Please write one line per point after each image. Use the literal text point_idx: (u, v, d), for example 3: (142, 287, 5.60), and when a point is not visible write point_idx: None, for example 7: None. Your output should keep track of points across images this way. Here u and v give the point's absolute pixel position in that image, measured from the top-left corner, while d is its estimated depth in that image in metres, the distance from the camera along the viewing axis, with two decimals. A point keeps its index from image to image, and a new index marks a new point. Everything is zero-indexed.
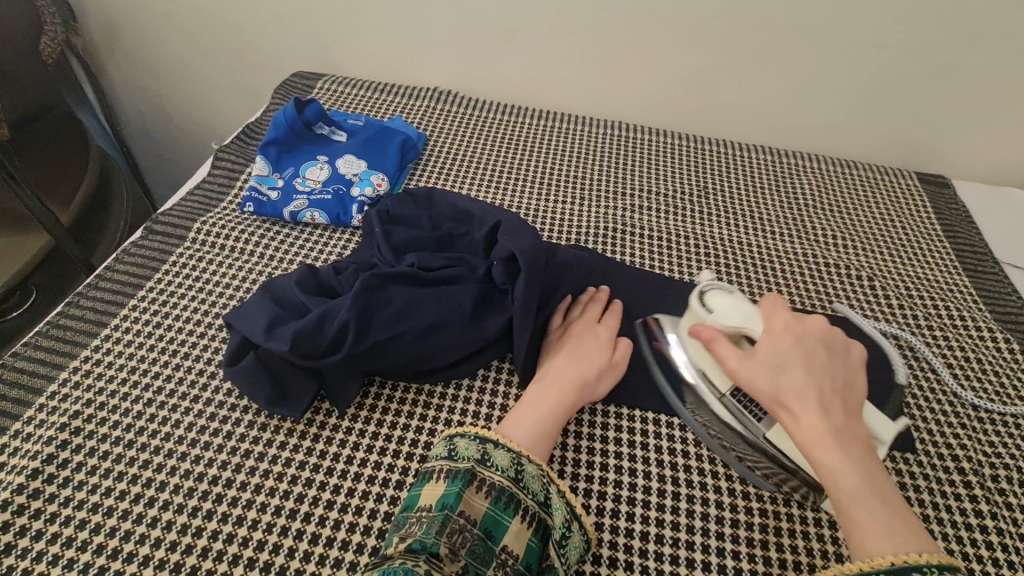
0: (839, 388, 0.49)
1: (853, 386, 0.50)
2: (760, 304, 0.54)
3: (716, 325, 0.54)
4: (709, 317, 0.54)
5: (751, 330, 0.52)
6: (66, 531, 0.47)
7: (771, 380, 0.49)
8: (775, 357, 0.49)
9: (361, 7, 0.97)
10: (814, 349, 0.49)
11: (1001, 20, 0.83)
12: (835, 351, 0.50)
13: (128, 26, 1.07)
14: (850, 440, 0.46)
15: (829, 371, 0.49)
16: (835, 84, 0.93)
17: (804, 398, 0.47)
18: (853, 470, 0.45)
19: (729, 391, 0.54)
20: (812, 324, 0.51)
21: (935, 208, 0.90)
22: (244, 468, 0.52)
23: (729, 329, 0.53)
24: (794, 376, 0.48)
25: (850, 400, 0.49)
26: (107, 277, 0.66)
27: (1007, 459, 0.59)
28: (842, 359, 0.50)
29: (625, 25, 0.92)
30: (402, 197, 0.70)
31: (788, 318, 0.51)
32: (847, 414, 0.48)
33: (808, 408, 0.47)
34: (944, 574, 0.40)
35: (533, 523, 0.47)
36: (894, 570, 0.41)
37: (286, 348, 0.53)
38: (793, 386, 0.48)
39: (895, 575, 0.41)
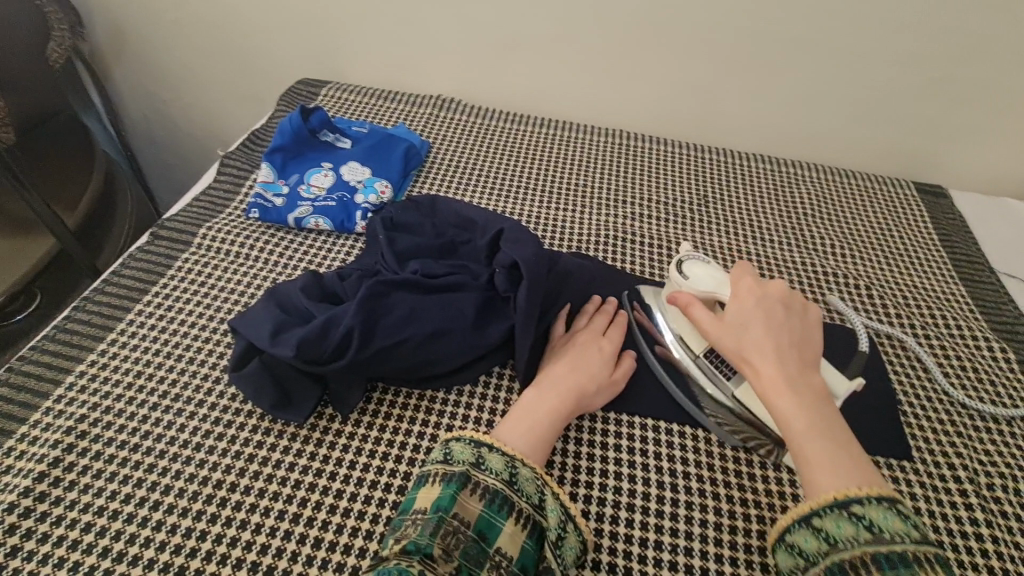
0: (795, 344, 0.51)
1: (812, 344, 0.53)
2: (731, 271, 0.57)
3: (691, 291, 0.58)
4: (685, 284, 0.59)
5: (722, 294, 0.56)
6: (71, 534, 0.47)
7: (734, 338, 0.52)
8: (738, 317, 0.52)
9: (366, 15, 0.98)
10: (774, 309, 0.53)
11: (996, 33, 0.84)
12: (794, 311, 0.53)
13: (135, 32, 1.08)
14: (805, 388, 0.49)
15: (787, 326, 0.52)
16: (833, 95, 0.95)
17: (763, 351, 0.50)
18: (804, 412, 0.47)
19: (703, 353, 0.59)
20: (772, 286, 0.54)
21: (932, 218, 0.91)
22: (248, 472, 0.52)
23: (701, 294, 0.57)
24: (754, 332, 0.51)
25: (808, 356, 0.51)
26: (113, 282, 0.66)
27: (1003, 468, 0.60)
28: (800, 317, 0.54)
29: (626, 34, 0.93)
30: (406, 204, 0.71)
31: (751, 281, 0.55)
32: (804, 366, 0.50)
33: (766, 360, 0.50)
34: (888, 505, 0.42)
35: (527, 525, 0.47)
36: (841, 501, 0.43)
37: (291, 354, 0.53)
38: (754, 341, 0.51)
39: (841, 506, 0.43)
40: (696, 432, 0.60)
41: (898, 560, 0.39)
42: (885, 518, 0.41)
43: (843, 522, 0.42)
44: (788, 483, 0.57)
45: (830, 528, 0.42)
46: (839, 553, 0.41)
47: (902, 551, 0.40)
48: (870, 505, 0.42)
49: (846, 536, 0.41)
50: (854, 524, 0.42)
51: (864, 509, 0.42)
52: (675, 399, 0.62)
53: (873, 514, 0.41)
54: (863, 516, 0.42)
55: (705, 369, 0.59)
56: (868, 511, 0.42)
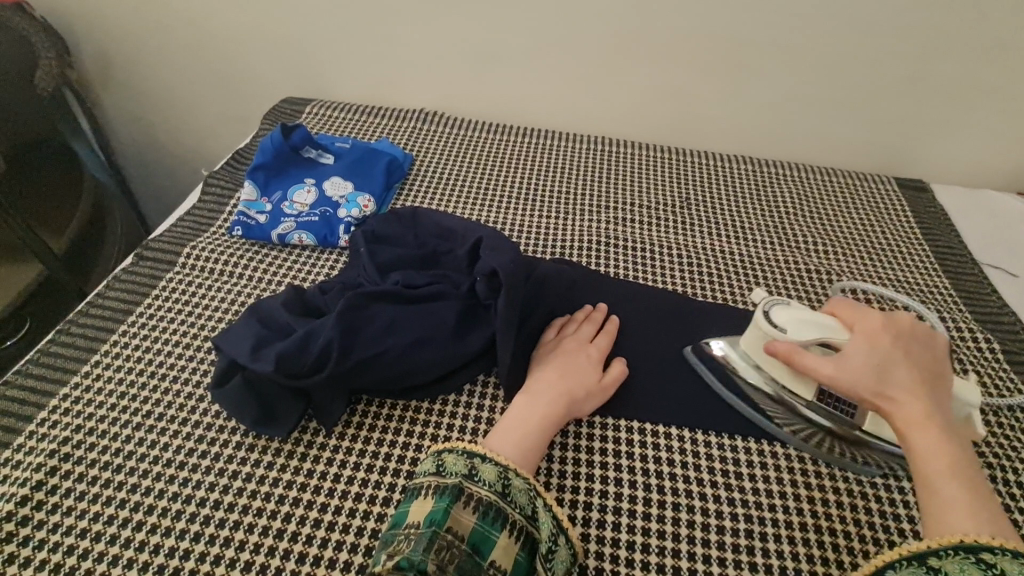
0: (932, 385, 0.51)
1: (948, 385, 0.52)
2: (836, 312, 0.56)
3: (791, 339, 0.55)
4: (781, 333, 0.56)
5: (832, 338, 0.54)
6: (54, 558, 0.47)
7: (870, 375, 0.51)
8: (873, 355, 0.52)
9: (346, 34, 1.00)
10: (910, 347, 0.52)
11: (963, 29, 0.86)
12: (928, 350, 0.53)
13: (120, 58, 1.10)
14: (942, 430, 0.48)
15: (925, 365, 0.52)
16: (810, 94, 0.96)
17: (902, 390, 0.50)
18: (943, 457, 0.47)
19: (816, 396, 0.56)
20: (906, 323, 0.54)
21: (914, 212, 0.92)
22: (233, 489, 0.52)
23: (804, 341, 0.55)
24: (894, 371, 0.51)
25: (944, 398, 0.51)
26: (97, 304, 0.66)
27: (989, 459, 0.60)
28: (936, 356, 0.53)
29: (602, 44, 0.94)
30: (387, 217, 0.71)
31: (881, 318, 0.54)
32: (942, 408, 0.50)
33: (904, 399, 0.50)
34: (1022, 559, 0.41)
35: (520, 537, 0.48)
36: (968, 546, 0.42)
37: (270, 369, 0.54)
38: (893, 379, 0.50)
39: (968, 552, 0.42)
40: (681, 432, 0.60)
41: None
42: (1016, 569, 0.41)
43: (968, 566, 0.42)
44: (775, 480, 0.57)
45: (952, 569, 0.42)
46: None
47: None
48: (1002, 555, 0.41)
49: None
50: (980, 569, 0.41)
51: (996, 557, 0.41)
52: (660, 400, 0.62)
53: (1005, 564, 0.41)
54: (992, 563, 0.41)
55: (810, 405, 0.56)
56: (999, 560, 0.41)
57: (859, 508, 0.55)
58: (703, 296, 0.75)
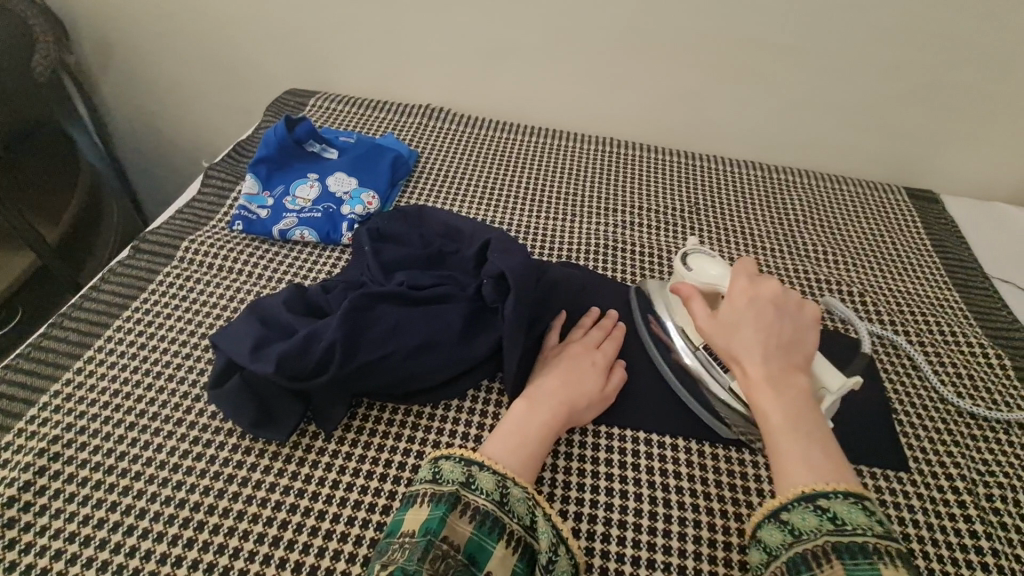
0: (784, 342, 0.50)
1: (805, 342, 0.51)
2: (734, 265, 0.57)
3: (694, 282, 0.60)
4: (688, 275, 0.61)
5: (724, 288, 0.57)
6: (41, 562, 0.46)
7: (724, 337, 0.52)
8: (730, 317, 0.52)
9: (353, 26, 0.98)
10: (765, 309, 0.51)
11: (980, 40, 0.85)
12: (788, 311, 0.52)
13: (121, 45, 1.07)
14: (788, 385, 0.48)
15: (779, 326, 0.51)
16: (820, 101, 0.95)
17: (749, 350, 0.50)
18: (784, 413, 0.47)
19: (702, 346, 0.59)
20: (764, 284, 0.53)
21: (923, 223, 0.90)
22: (228, 493, 0.50)
23: (703, 285, 0.59)
24: (745, 334, 0.50)
25: (798, 354, 0.51)
26: (92, 298, 0.65)
27: (1000, 478, 0.59)
28: (794, 315, 0.52)
29: (614, 44, 0.93)
30: (392, 215, 0.70)
31: (745, 283, 0.54)
32: (789, 365, 0.50)
33: (752, 360, 0.49)
34: (854, 501, 0.42)
35: (518, 548, 0.46)
36: (808, 496, 0.43)
37: (271, 370, 0.52)
38: (743, 342, 0.50)
39: (809, 501, 0.43)
40: (688, 443, 0.59)
41: (854, 549, 0.39)
42: (849, 512, 0.41)
43: (808, 515, 0.42)
44: None
45: (796, 520, 0.43)
46: (803, 545, 0.42)
47: (862, 542, 0.40)
48: (836, 500, 0.42)
49: (810, 526, 0.42)
50: (818, 517, 0.42)
51: (831, 503, 0.42)
52: (668, 411, 0.61)
53: (838, 508, 0.42)
54: (828, 509, 0.42)
55: (702, 360, 0.59)
56: (834, 505, 0.42)
57: None
58: None
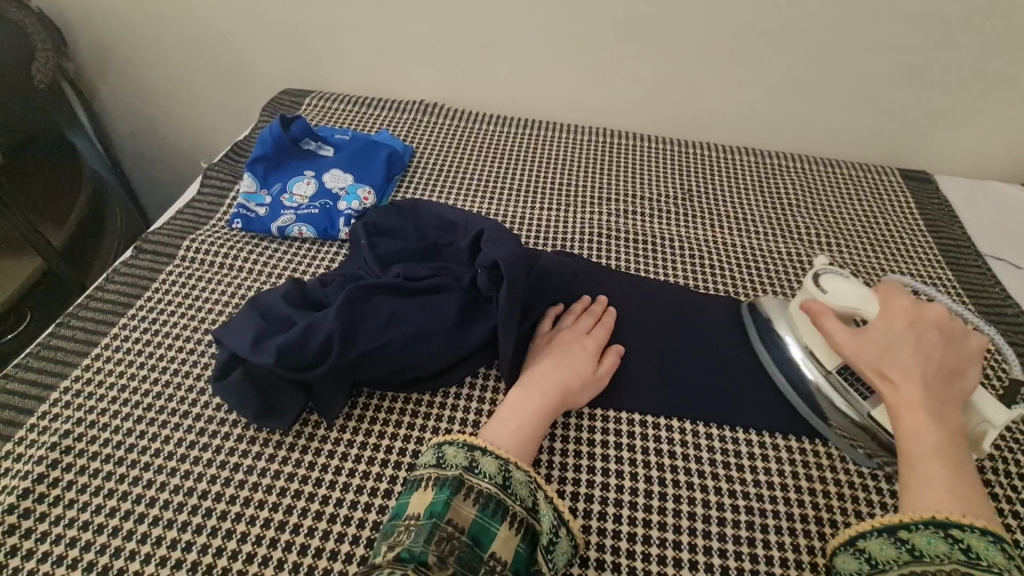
0: (942, 372, 0.51)
1: (959, 376, 0.51)
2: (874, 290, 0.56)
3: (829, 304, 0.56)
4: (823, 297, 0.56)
5: (865, 310, 0.54)
6: (56, 550, 0.47)
7: (877, 353, 0.51)
8: (886, 336, 0.52)
9: (345, 24, 0.99)
10: (927, 334, 0.52)
11: (968, 16, 0.84)
12: (947, 342, 0.52)
13: (117, 50, 1.09)
14: (940, 414, 0.48)
15: (937, 355, 0.51)
16: (812, 85, 0.95)
17: (905, 372, 0.50)
18: (935, 439, 0.47)
19: (835, 369, 0.56)
20: (930, 312, 0.53)
21: (918, 204, 0.91)
22: (234, 482, 0.52)
23: (841, 309, 0.55)
24: (901, 356, 0.51)
25: (954, 386, 0.51)
26: (97, 297, 0.66)
27: (993, 451, 0.59)
28: (953, 349, 0.52)
29: (604, 34, 0.93)
30: (388, 209, 0.71)
31: (909, 305, 0.53)
32: (945, 395, 0.50)
33: (907, 380, 0.50)
34: (991, 539, 0.42)
35: (521, 529, 0.48)
36: (940, 522, 0.43)
37: (271, 361, 0.53)
38: (899, 363, 0.50)
39: (939, 527, 0.43)
40: (683, 425, 0.60)
41: None
42: (986, 549, 0.42)
43: (936, 540, 0.43)
44: (777, 473, 0.56)
45: (920, 542, 0.43)
46: (921, 565, 0.42)
47: None
48: (972, 533, 0.42)
49: (937, 551, 0.42)
50: (948, 544, 0.42)
51: (964, 535, 0.42)
52: (661, 392, 0.62)
53: (973, 541, 0.42)
54: (961, 539, 0.42)
55: (837, 387, 0.56)
56: (968, 537, 0.42)
57: (862, 500, 0.55)
58: (704, 288, 0.75)
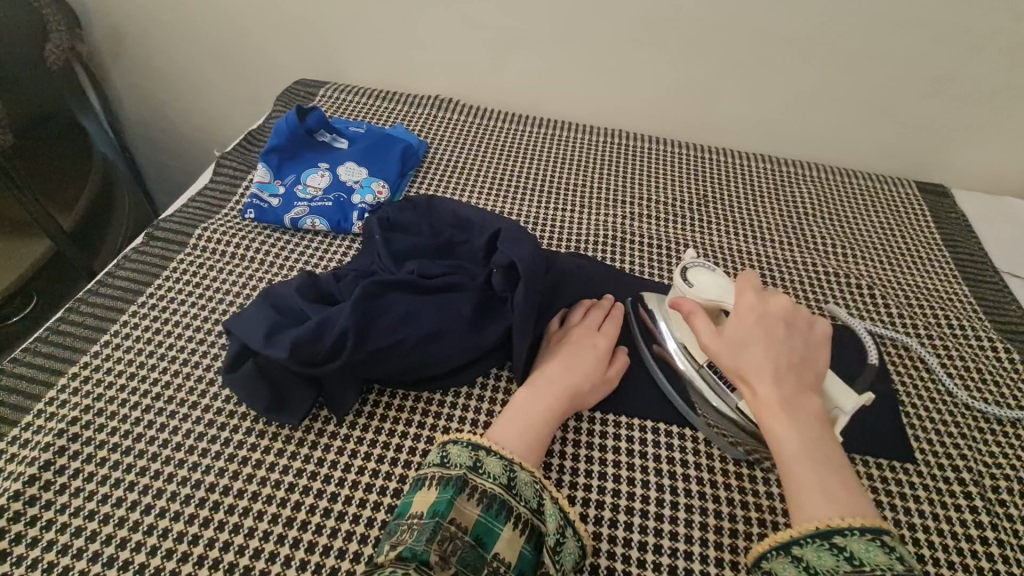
0: (796, 365, 0.50)
1: (815, 363, 0.51)
2: (737, 279, 0.55)
3: (695, 298, 0.56)
4: (689, 292, 0.56)
5: (726, 304, 0.54)
6: (61, 538, 0.47)
7: (732, 357, 0.50)
8: (739, 339, 0.50)
9: (363, 16, 0.98)
10: (776, 329, 0.50)
11: (995, 30, 0.83)
12: (797, 330, 0.51)
13: (131, 34, 1.08)
14: (801, 411, 0.48)
15: (788, 347, 0.50)
16: (833, 94, 0.94)
17: (759, 373, 0.49)
18: (798, 440, 0.47)
19: (705, 362, 0.56)
20: (773, 303, 0.52)
21: (934, 217, 0.90)
22: (242, 475, 0.51)
23: (706, 302, 0.55)
24: (753, 357, 0.50)
25: (811, 376, 0.50)
26: (107, 283, 0.66)
27: (1006, 470, 0.59)
28: (803, 335, 0.51)
29: (624, 35, 0.92)
30: (402, 204, 0.70)
31: (753, 299, 0.52)
32: (800, 387, 0.49)
33: (762, 382, 0.49)
34: (869, 538, 0.42)
35: (525, 530, 0.47)
36: (822, 533, 0.43)
37: (285, 356, 0.53)
38: (753, 365, 0.49)
39: (823, 537, 0.43)
40: (696, 433, 0.59)
41: None
42: (866, 550, 0.41)
43: (823, 553, 0.42)
44: None
45: (811, 557, 0.43)
46: None
47: None
48: (853, 538, 0.42)
49: (826, 566, 0.42)
50: (835, 556, 0.42)
51: (846, 540, 0.42)
52: (673, 399, 0.61)
53: (854, 546, 0.42)
54: (844, 547, 0.42)
55: (707, 379, 0.56)
56: (850, 543, 0.42)
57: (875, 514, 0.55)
58: None
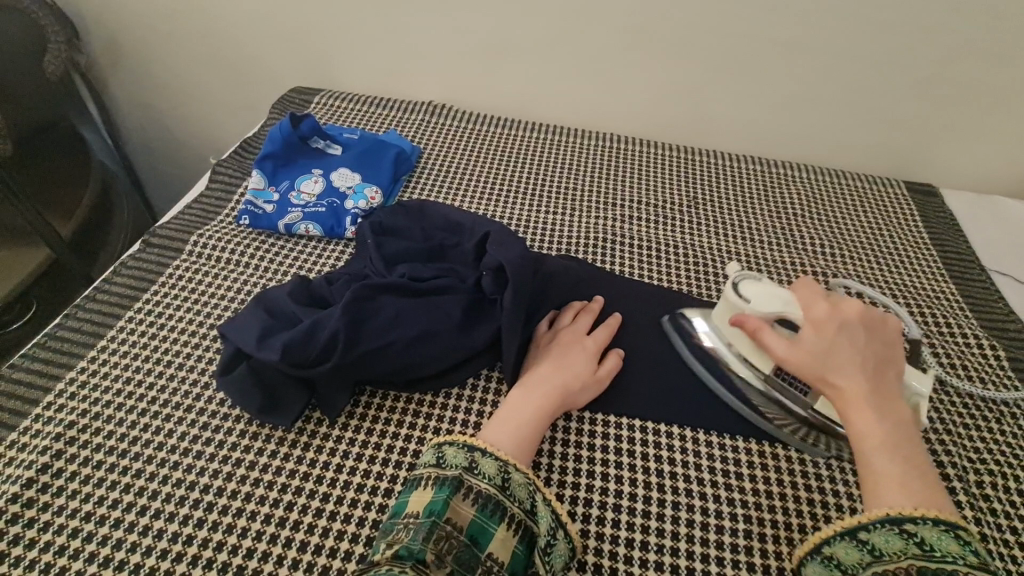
0: (878, 364, 0.50)
1: (897, 366, 0.51)
2: (796, 292, 0.56)
3: (756, 314, 0.56)
4: (748, 307, 0.56)
5: (791, 313, 0.54)
6: (58, 539, 0.48)
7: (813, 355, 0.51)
8: (818, 338, 0.51)
9: (356, 24, 0.99)
10: (857, 329, 0.51)
11: (976, 32, 0.85)
12: (877, 333, 0.52)
13: (129, 46, 1.10)
14: (883, 407, 0.48)
15: (871, 349, 0.51)
16: (820, 96, 0.95)
17: (846, 371, 0.50)
18: (884, 437, 0.47)
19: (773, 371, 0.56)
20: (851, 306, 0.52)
21: (922, 216, 0.91)
22: (236, 476, 0.52)
23: (767, 316, 0.55)
24: (842, 357, 0.50)
25: (893, 377, 0.50)
26: (104, 290, 0.67)
27: (991, 465, 0.60)
28: (886, 339, 0.52)
29: (614, 40, 0.94)
30: (395, 209, 0.71)
31: (829, 302, 0.53)
32: (885, 387, 0.50)
33: (849, 380, 0.49)
34: (945, 529, 0.42)
35: (519, 530, 0.48)
36: (894, 518, 0.43)
37: (276, 358, 0.54)
38: (835, 360, 0.50)
39: (893, 523, 0.43)
40: (684, 432, 0.60)
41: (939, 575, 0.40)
42: (939, 539, 0.41)
43: (892, 537, 0.43)
44: (776, 482, 0.57)
45: (878, 541, 0.43)
46: (882, 564, 0.42)
47: (949, 568, 0.40)
48: (925, 525, 0.42)
49: (894, 549, 0.42)
50: (904, 540, 0.42)
51: (917, 528, 0.42)
52: (663, 398, 0.62)
53: (926, 534, 0.42)
54: (914, 534, 0.42)
55: (776, 387, 0.56)
56: (921, 530, 0.42)
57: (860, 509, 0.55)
58: (707, 296, 0.75)
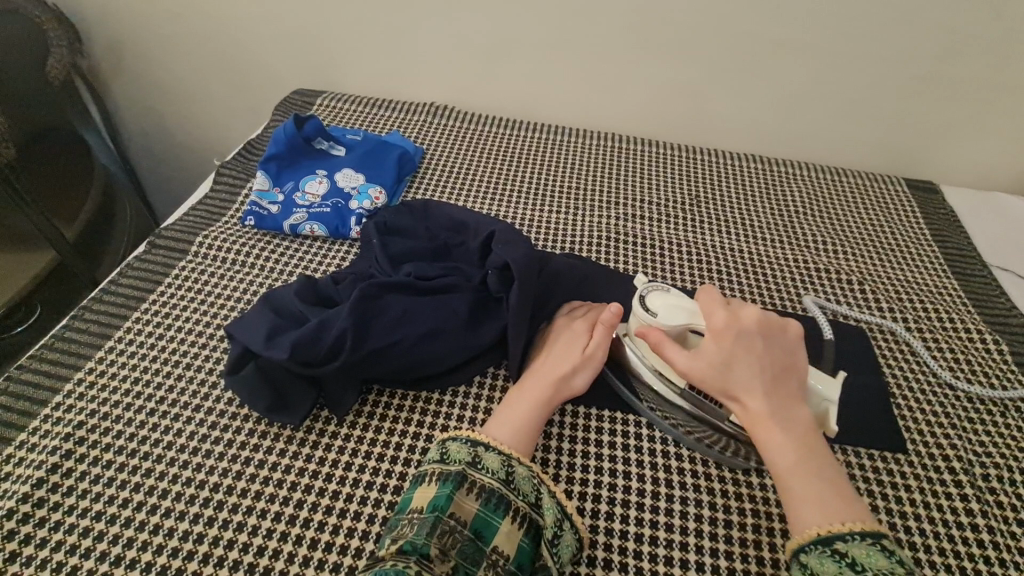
0: (779, 374, 0.51)
1: (797, 369, 0.52)
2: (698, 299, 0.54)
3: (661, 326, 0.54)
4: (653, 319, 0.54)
5: (697, 325, 0.53)
6: (69, 539, 0.48)
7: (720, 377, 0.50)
8: (721, 357, 0.50)
9: (359, 26, 1.00)
10: (754, 341, 0.50)
11: (976, 30, 0.86)
12: (772, 339, 0.51)
13: (132, 49, 1.10)
14: (789, 421, 0.49)
15: (771, 358, 0.51)
16: (821, 95, 0.96)
17: (748, 389, 0.50)
18: (795, 453, 0.48)
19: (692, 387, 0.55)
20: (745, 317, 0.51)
21: (923, 213, 0.91)
22: (245, 475, 0.52)
23: (673, 328, 0.54)
24: (746, 378, 0.50)
25: (795, 384, 0.51)
26: (110, 291, 0.67)
27: (997, 459, 0.60)
28: (784, 344, 0.52)
29: (615, 40, 0.94)
30: (399, 209, 0.72)
31: (724, 314, 0.51)
32: (788, 397, 0.50)
33: (753, 398, 0.50)
34: (871, 542, 0.43)
35: (524, 524, 0.48)
36: (823, 538, 0.44)
37: (285, 357, 0.54)
38: (740, 378, 0.50)
39: (824, 544, 0.44)
40: None
41: None
42: (868, 556, 0.42)
43: (827, 560, 0.43)
44: None
45: (814, 564, 0.44)
46: None
47: None
48: (854, 542, 0.43)
49: (829, 572, 0.43)
50: (836, 562, 0.43)
51: (848, 546, 0.43)
52: None
53: (856, 553, 0.43)
54: (845, 553, 0.43)
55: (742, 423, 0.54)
56: (852, 548, 0.43)
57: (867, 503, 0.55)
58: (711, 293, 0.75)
